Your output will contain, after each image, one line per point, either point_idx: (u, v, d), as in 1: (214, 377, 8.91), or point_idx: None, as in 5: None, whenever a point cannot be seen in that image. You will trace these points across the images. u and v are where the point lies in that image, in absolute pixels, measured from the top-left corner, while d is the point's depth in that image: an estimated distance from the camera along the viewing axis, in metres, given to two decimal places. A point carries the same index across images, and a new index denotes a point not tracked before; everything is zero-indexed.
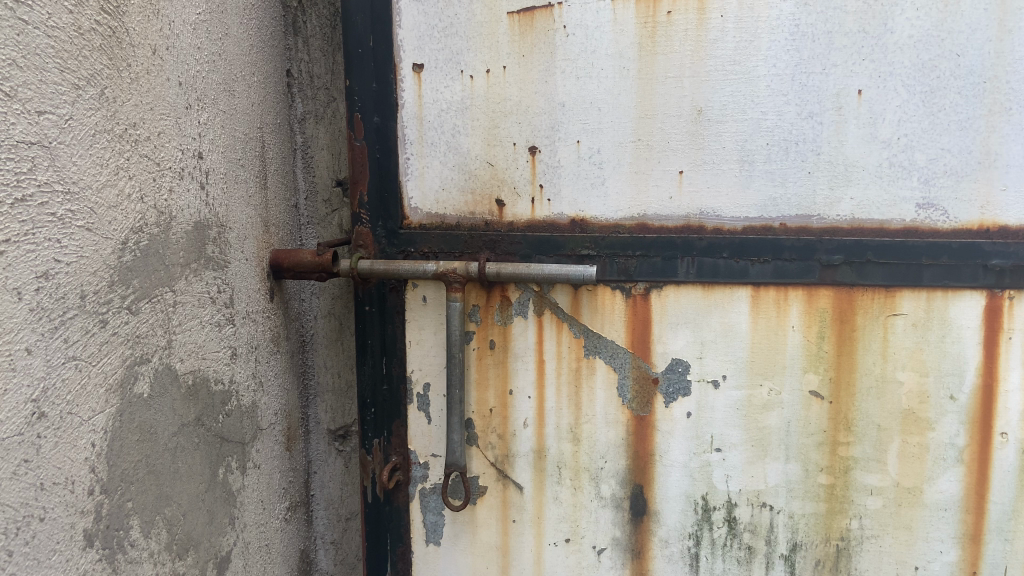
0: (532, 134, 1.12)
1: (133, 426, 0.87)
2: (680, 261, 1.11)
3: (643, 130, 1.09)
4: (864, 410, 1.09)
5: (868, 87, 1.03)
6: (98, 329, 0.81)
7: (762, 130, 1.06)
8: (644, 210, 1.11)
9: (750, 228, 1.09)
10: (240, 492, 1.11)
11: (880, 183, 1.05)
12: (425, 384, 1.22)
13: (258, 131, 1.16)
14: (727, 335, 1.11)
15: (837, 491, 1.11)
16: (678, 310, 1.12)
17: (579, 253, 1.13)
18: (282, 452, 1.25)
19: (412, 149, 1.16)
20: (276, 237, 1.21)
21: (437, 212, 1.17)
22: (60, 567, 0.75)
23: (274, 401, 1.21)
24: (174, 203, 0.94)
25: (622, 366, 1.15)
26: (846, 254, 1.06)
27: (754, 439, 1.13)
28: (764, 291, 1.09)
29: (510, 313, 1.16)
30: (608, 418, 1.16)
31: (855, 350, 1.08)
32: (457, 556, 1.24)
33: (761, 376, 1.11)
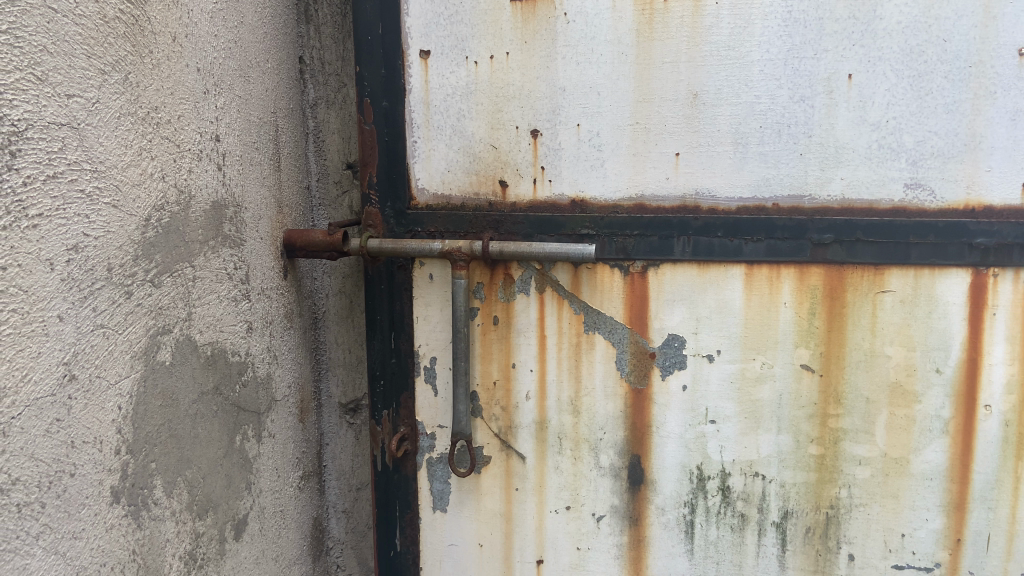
0: (534, 118, 1.16)
1: (157, 392, 0.93)
2: (677, 241, 1.15)
3: (641, 114, 1.13)
4: (852, 383, 1.14)
5: (858, 71, 1.07)
6: (124, 300, 0.86)
7: (754, 113, 1.10)
8: (642, 191, 1.15)
9: (743, 208, 1.13)
10: (256, 459, 1.17)
11: (869, 164, 1.09)
12: (432, 358, 1.27)
13: (272, 116, 1.21)
14: (721, 311, 1.16)
15: (827, 461, 1.16)
16: (675, 287, 1.16)
17: (579, 232, 1.18)
18: (295, 423, 1.31)
19: (419, 133, 1.21)
20: (289, 217, 1.26)
21: (443, 193, 1.22)
22: (90, 519, 0.81)
23: (287, 374, 1.27)
24: (193, 183, 1.00)
25: (621, 341, 1.20)
26: (836, 233, 1.10)
27: (747, 412, 1.17)
28: (757, 269, 1.14)
29: (513, 290, 1.21)
30: (607, 391, 1.21)
31: (845, 325, 1.13)
32: (462, 523, 1.30)
33: (753, 351, 1.16)
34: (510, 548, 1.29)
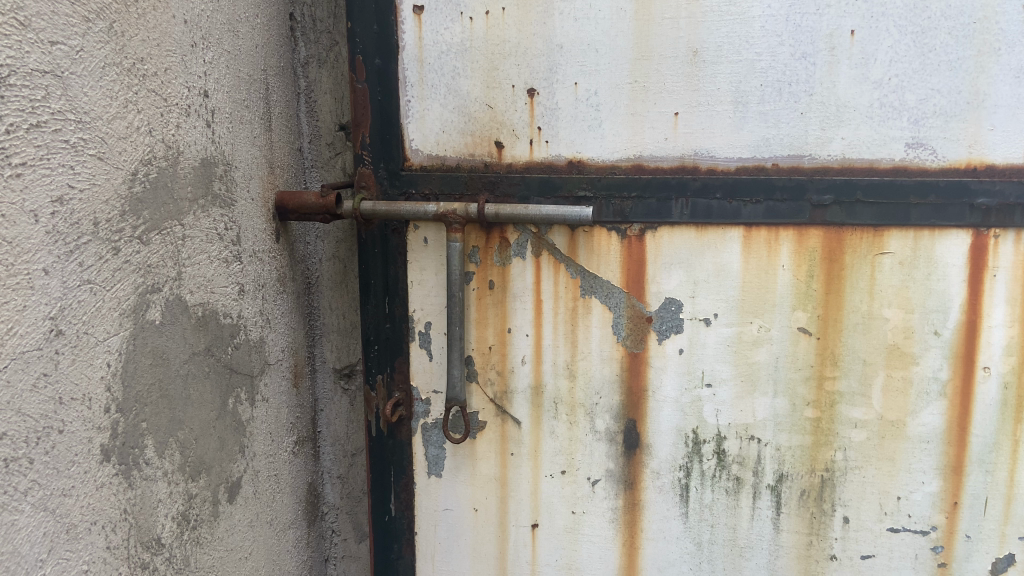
0: (530, 77, 1.14)
1: (147, 350, 0.92)
2: (675, 203, 1.14)
3: (639, 72, 1.11)
4: (850, 346, 1.12)
5: (861, 27, 1.05)
6: (111, 255, 0.84)
7: (755, 71, 1.08)
8: (640, 152, 1.14)
9: (743, 168, 1.11)
10: (249, 422, 1.17)
11: (871, 123, 1.07)
12: (427, 323, 1.26)
13: (262, 73, 1.19)
14: (719, 274, 1.15)
15: (823, 425, 1.15)
16: (673, 250, 1.15)
17: (576, 194, 1.16)
18: (289, 388, 1.30)
19: (413, 92, 1.18)
20: (280, 178, 1.25)
21: (438, 154, 1.20)
22: (79, 477, 0.80)
23: (280, 338, 1.27)
24: (181, 138, 0.98)
25: (618, 305, 1.19)
26: (835, 194, 1.09)
27: (743, 375, 1.16)
28: (755, 231, 1.12)
29: (508, 254, 1.20)
30: (603, 355, 1.21)
31: (843, 288, 1.11)
32: (457, 488, 1.29)
33: (751, 314, 1.14)
34: (505, 512, 1.28)
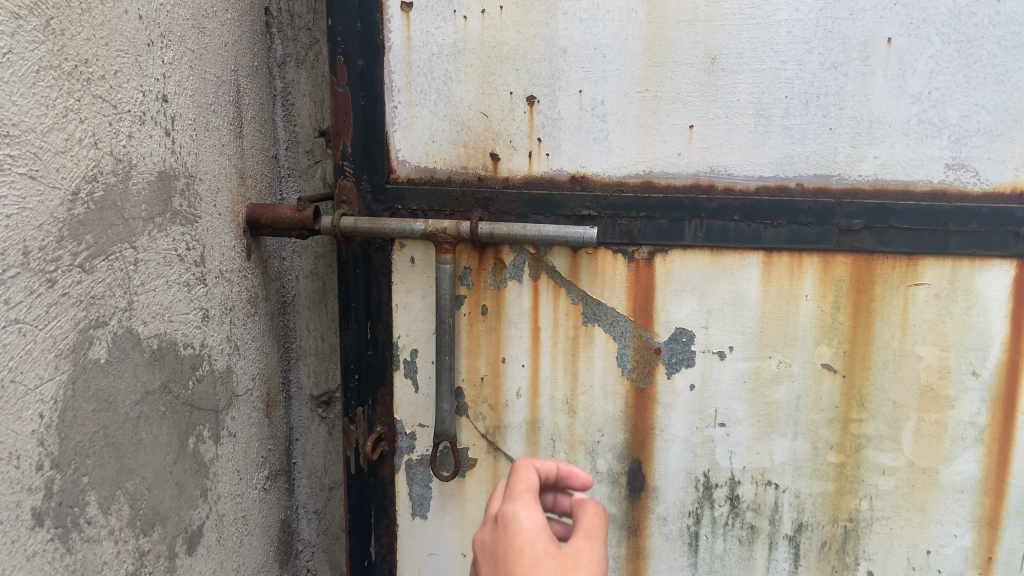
0: (530, 83, 1.03)
1: (89, 395, 0.80)
2: (687, 224, 1.03)
3: (651, 79, 1.00)
4: (879, 386, 1.02)
5: (898, 35, 0.94)
6: (45, 289, 0.73)
7: (780, 81, 0.97)
8: (651, 168, 1.03)
9: (764, 188, 1.00)
10: (213, 462, 1.06)
11: (907, 142, 0.96)
12: (412, 350, 1.14)
13: (232, 74, 1.07)
14: (735, 304, 1.04)
15: (847, 471, 1.05)
16: (685, 276, 1.05)
17: (578, 213, 1.05)
18: (260, 419, 1.20)
19: (400, 97, 1.07)
20: (252, 189, 1.13)
21: (427, 165, 1.08)
22: (5, 550, 0.68)
23: (250, 366, 1.16)
24: (133, 150, 0.86)
25: (623, 334, 1.08)
26: (866, 219, 0.98)
27: (761, 415, 1.06)
28: (777, 257, 1.02)
29: (503, 277, 1.10)
30: (606, 389, 1.10)
31: (872, 321, 1.01)
32: (444, 531, 1.18)
33: (770, 348, 1.04)
34: None
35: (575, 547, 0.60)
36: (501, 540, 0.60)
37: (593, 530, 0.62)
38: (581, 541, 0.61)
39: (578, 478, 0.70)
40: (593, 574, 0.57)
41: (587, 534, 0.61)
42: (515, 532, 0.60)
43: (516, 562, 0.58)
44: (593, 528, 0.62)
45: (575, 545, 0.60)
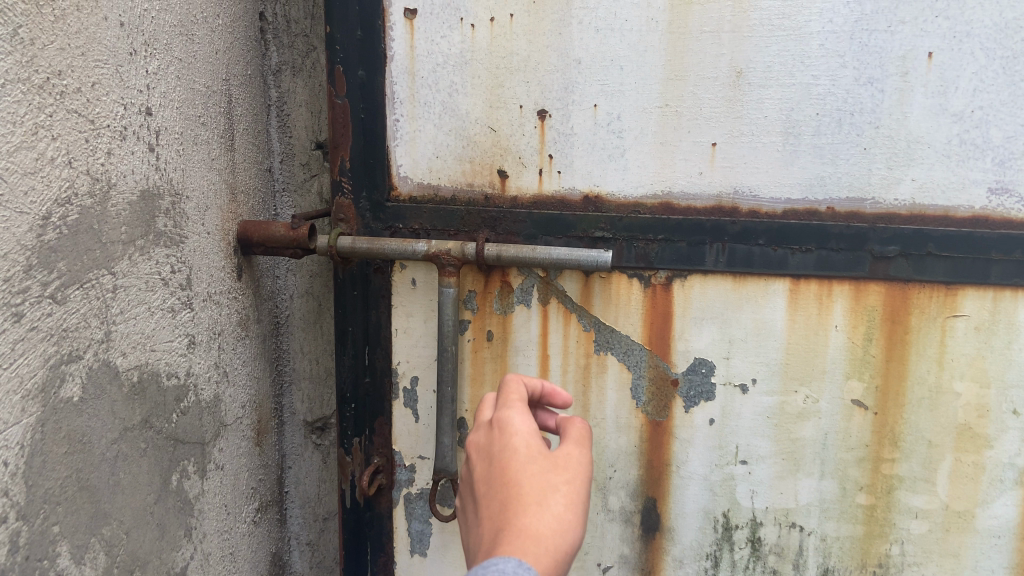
0: (541, 96, 0.96)
1: (61, 437, 0.73)
2: (709, 248, 0.96)
3: (671, 94, 0.93)
4: (913, 424, 0.96)
5: (939, 50, 0.87)
6: (11, 325, 0.66)
7: (811, 97, 0.90)
8: (670, 188, 0.96)
9: (792, 211, 0.94)
10: (199, 498, 0.99)
11: (947, 164, 0.90)
12: (413, 378, 1.08)
13: (223, 84, 1.00)
14: (759, 334, 0.97)
15: (877, 514, 0.99)
16: (705, 303, 0.98)
17: (592, 234, 0.98)
18: (250, 448, 1.13)
19: (402, 110, 1.00)
20: (243, 206, 1.07)
21: (430, 182, 1.01)
22: None
23: (240, 393, 1.09)
24: (113, 168, 0.79)
25: (638, 365, 1.01)
26: (902, 246, 0.92)
27: (786, 452, 0.99)
28: (805, 284, 0.95)
29: (510, 301, 1.03)
30: (619, 423, 1.03)
31: (907, 355, 0.95)
32: (446, 569, 1.12)
33: (796, 382, 0.97)
34: None
35: (565, 451, 0.61)
36: (496, 441, 0.62)
37: (582, 439, 0.63)
38: (571, 445, 0.62)
39: (560, 396, 0.70)
40: (582, 473, 0.59)
41: (577, 440, 0.63)
42: (509, 434, 0.61)
43: (510, 462, 0.59)
44: (582, 437, 0.63)
45: (566, 448, 0.61)
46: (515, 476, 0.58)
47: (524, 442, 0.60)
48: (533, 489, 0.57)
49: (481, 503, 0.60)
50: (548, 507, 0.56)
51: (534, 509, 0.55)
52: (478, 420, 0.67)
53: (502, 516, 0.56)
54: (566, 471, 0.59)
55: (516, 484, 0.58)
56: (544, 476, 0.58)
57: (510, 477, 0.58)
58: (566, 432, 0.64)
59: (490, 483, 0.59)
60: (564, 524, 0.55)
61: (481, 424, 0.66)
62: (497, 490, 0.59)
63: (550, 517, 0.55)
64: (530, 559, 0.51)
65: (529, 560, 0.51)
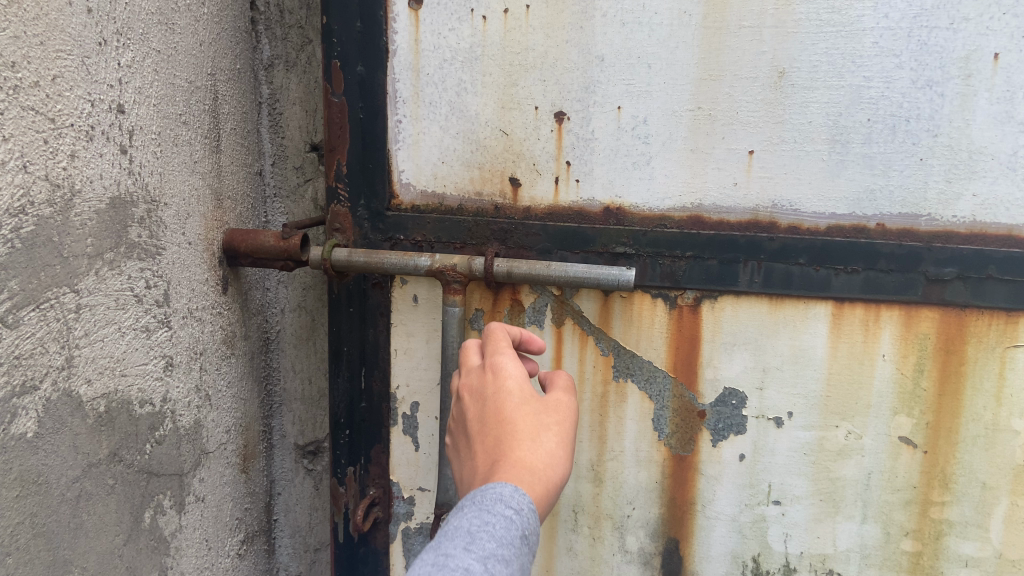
0: (559, 96, 0.87)
1: (12, 480, 0.64)
2: (742, 267, 0.86)
3: (705, 95, 0.84)
4: (967, 464, 0.87)
5: (1009, 49, 0.77)
6: None
7: (861, 101, 0.81)
8: (701, 200, 0.86)
9: (836, 227, 0.84)
10: (176, 535, 0.90)
11: (1013, 177, 0.80)
12: (413, 404, 0.98)
13: (209, 79, 0.91)
14: (797, 362, 0.88)
15: (924, 562, 0.90)
16: (737, 327, 0.88)
17: (612, 250, 0.89)
18: (234, 476, 1.04)
19: (405, 110, 0.91)
20: (230, 213, 0.97)
21: (435, 190, 0.92)
22: None
23: (224, 416, 1.00)
24: (77, 173, 0.70)
25: (660, 394, 0.92)
26: (960, 268, 0.82)
27: (823, 493, 0.90)
28: (849, 309, 0.86)
29: (521, 321, 0.93)
30: (639, 456, 0.94)
31: (961, 388, 0.85)
32: None
33: (836, 417, 0.88)
34: None
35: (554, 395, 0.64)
36: (488, 384, 0.62)
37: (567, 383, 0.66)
38: (558, 391, 0.65)
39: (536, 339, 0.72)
40: (571, 415, 0.63)
41: (564, 385, 0.65)
42: (500, 378, 0.62)
43: (502, 403, 0.60)
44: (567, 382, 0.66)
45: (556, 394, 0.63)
46: (508, 413, 0.60)
47: (517, 386, 0.61)
48: (528, 426, 0.59)
49: (472, 439, 0.61)
50: (541, 444, 0.58)
51: (528, 444, 0.57)
52: (463, 364, 0.68)
53: (497, 449, 0.58)
54: (555, 413, 0.61)
55: (510, 421, 0.59)
56: (536, 418, 0.60)
57: (504, 417, 0.59)
58: (551, 380, 0.67)
59: (483, 420, 0.61)
60: (555, 460, 0.58)
61: (468, 366, 0.67)
62: (489, 429, 0.60)
63: (545, 455, 0.57)
64: (527, 489, 0.54)
65: (526, 488, 0.54)
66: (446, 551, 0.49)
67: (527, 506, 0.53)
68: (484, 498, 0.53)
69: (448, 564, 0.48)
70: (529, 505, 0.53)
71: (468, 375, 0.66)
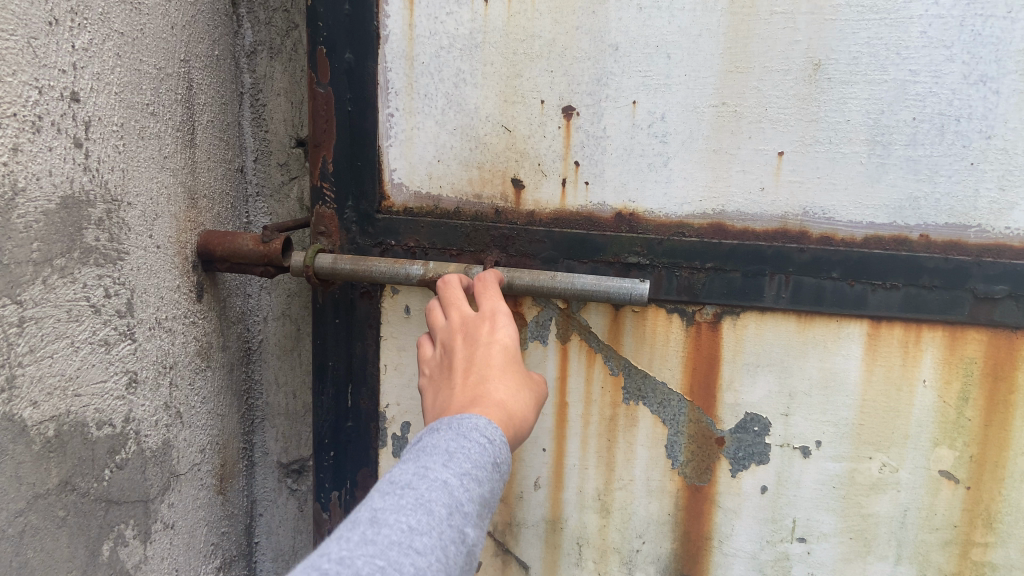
0: (568, 89, 0.78)
1: None
2: (769, 281, 0.78)
3: (730, 90, 0.75)
4: (1014, 502, 0.78)
5: None
6: None
7: (905, 98, 0.72)
8: (723, 205, 0.78)
9: (875, 239, 0.76)
10: (140, 567, 0.82)
11: None
12: (403, 424, 0.90)
13: (182, 66, 0.83)
14: (827, 386, 0.79)
15: None
16: (762, 347, 0.80)
17: (624, 259, 0.80)
18: (210, 498, 0.96)
19: (398, 102, 0.83)
20: (206, 214, 0.89)
21: (429, 191, 0.84)
22: None
23: (198, 434, 0.92)
24: (21, 169, 0.62)
25: (675, 418, 0.84)
26: (1013, 285, 0.74)
27: (853, 531, 0.82)
28: (886, 329, 0.77)
29: (523, 336, 0.85)
30: (650, 486, 0.86)
31: (1011, 419, 0.77)
32: None
33: (870, 448, 0.80)
34: None
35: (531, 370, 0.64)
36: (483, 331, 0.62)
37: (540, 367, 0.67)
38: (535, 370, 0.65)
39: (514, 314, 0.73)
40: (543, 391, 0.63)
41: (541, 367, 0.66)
42: (496, 328, 0.62)
43: (493, 351, 0.60)
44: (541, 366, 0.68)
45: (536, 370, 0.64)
46: (497, 362, 0.60)
47: (509, 337, 0.62)
48: (511, 380, 0.59)
49: (451, 373, 0.60)
50: (519, 400, 0.58)
51: (509, 393, 0.57)
52: (452, 305, 0.67)
53: (478, 387, 0.57)
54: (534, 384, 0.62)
55: (496, 367, 0.59)
56: (518, 376, 0.60)
57: (492, 363, 0.59)
58: None
59: (467, 358, 0.60)
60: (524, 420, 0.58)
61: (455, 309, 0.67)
62: (474, 369, 0.59)
63: (520, 407, 0.58)
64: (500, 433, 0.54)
65: (500, 432, 0.54)
66: (425, 464, 0.49)
67: (500, 445, 0.53)
68: (463, 423, 0.53)
69: (428, 476, 0.48)
70: (500, 441, 0.53)
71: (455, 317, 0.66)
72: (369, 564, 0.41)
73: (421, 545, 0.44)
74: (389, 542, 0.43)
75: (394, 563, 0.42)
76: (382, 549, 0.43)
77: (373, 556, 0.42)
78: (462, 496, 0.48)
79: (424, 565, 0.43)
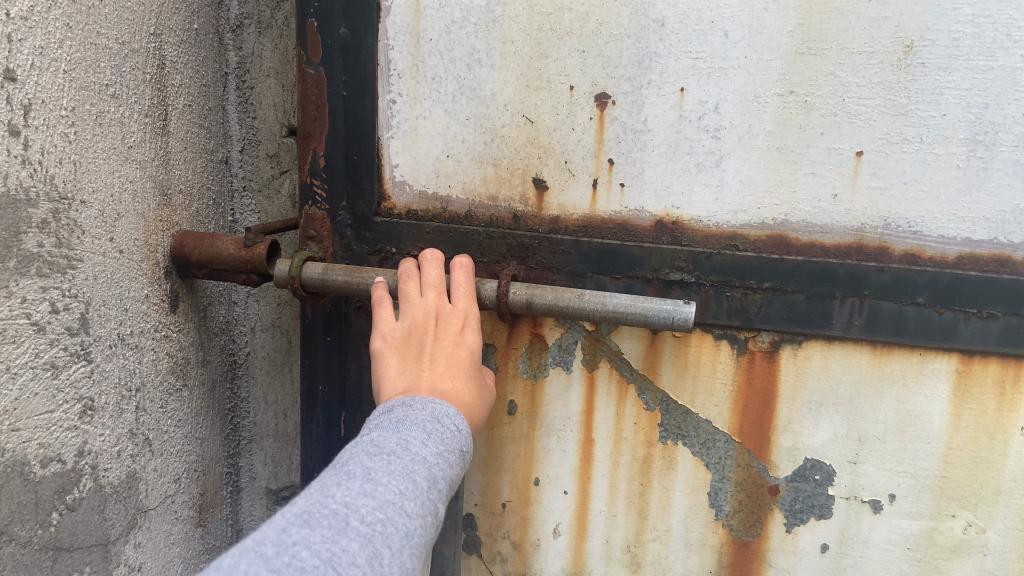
0: (602, 73, 0.66)
1: None
2: (838, 305, 0.65)
3: (800, 75, 0.62)
4: None
5: None
6: None
7: (1018, 87, 0.59)
8: (786, 215, 0.65)
9: (971, 258, 0.63)
10: None
11: None
12: None
13: (150, 40, 0.71)
14: (904, 431, 0.67)
15: None
16: (827, 383, 0.68)
17: (665, 276, 0.68)
18: (188, 532, 0.85)
19: (401, 87, 0.70)
20: (181, 212, 0.78)
21: (436, 191, 0.72)
22: None
23: (172, 462, 0.81)
24: None
25: (719, 462, 0.71)
26: None
27: None
28: (980, 366, 0.64)
29: (543, 362, 0.73)
30: (688, 538, 0.74)
31: None
32: None
33: (953, 504, 0.67)
34: None
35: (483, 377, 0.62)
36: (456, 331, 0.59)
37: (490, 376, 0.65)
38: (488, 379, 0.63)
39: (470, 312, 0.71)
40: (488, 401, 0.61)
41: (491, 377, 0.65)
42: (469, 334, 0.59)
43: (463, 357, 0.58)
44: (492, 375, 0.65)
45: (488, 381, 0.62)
46: (464, 367, 0.57)
47: (478, 340, 0.60)
48: (473, 391, 0.57)
49: (417, 359, 0.57)
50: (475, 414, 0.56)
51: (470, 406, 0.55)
52: (426, 283, 0.63)
53: (445, 381, 0.55)
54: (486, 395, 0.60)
55: (465, 367, 0.57)
56: (479, 388, 0.58)
57: (459, 367, 0.57)
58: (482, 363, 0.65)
59: (437, 351, 0.57)
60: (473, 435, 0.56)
61: (428, 286, 0.62)
62: (443, 367, 0.56)
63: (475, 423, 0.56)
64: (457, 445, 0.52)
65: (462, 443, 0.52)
66: (409, 435, 0.48)
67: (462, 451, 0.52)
68: (435, 407, 0.52)
69: (412, 446, 0.48)
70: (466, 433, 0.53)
71: (427, 296, 0.62)
72: (371, 515, 0.42)
73: (412, 509, 0.44)
74: (384, 499, 0.44)
75: (390, 520, 0.43)
76: (380, 503, 0.43)
77: (373, 509, 0.42)
78: (440, 473, 0.48)
79: (414, 526, 0.44)
